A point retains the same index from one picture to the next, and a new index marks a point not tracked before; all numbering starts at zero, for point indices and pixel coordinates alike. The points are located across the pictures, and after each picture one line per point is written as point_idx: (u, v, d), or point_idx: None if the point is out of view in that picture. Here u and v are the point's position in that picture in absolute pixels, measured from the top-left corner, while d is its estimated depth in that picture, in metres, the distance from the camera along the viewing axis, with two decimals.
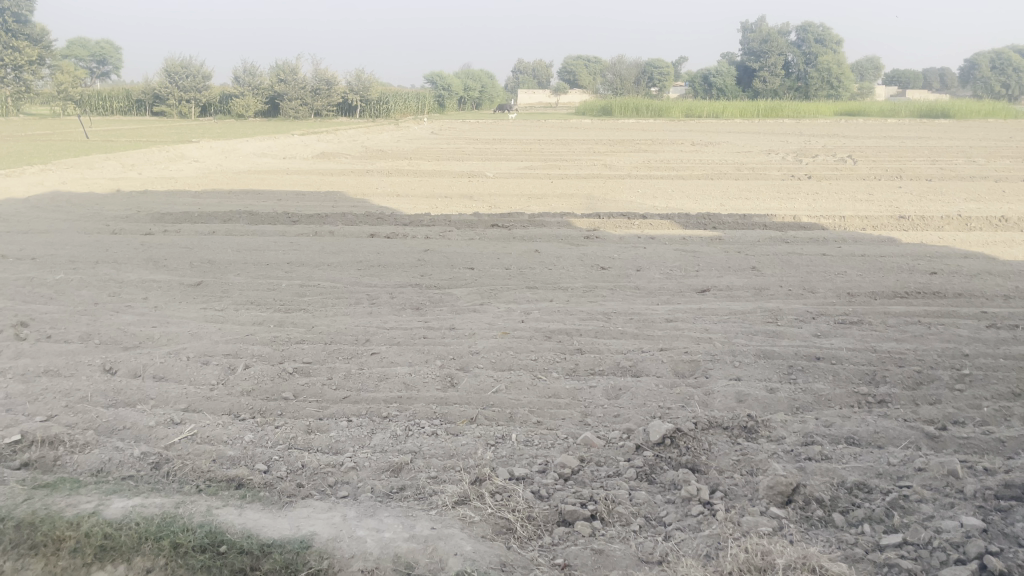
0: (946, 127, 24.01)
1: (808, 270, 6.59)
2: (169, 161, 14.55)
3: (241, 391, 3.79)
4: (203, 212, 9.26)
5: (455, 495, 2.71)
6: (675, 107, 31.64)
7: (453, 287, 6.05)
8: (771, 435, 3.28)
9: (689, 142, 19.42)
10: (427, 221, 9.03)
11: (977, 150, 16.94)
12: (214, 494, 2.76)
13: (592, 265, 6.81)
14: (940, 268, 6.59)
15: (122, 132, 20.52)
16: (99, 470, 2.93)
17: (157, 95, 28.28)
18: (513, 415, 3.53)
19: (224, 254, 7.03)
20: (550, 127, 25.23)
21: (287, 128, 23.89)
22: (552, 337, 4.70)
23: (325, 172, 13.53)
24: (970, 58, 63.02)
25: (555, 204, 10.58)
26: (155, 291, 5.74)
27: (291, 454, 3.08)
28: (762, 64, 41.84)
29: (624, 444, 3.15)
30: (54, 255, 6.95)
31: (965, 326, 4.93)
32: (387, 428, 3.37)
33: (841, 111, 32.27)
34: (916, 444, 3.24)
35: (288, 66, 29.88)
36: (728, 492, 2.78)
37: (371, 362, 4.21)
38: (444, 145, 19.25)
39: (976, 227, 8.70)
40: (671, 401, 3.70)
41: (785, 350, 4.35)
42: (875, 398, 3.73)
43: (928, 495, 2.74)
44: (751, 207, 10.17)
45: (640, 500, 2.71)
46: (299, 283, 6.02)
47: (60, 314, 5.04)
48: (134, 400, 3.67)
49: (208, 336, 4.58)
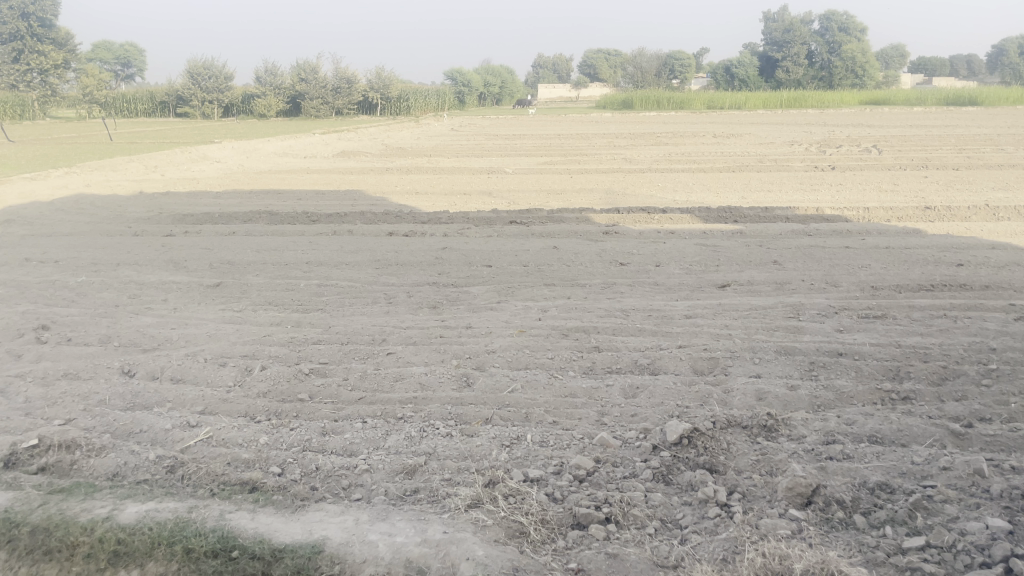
0: (974, 115, 23.59)
1: (830, 263, 6.49)
2: (192, 162, 14.65)
3: (257, 392, 3.79)
4: (223, 213, 9.32)
5: (468, 498, 2.69)
6: (697, 98, 31.37)
7: (471, 285, 6.03)
8: (792, 434, 3.22)
9: (710, 134, 19.26)
10: (446, 219, 9.01)
11: (1006, 138, 16.62)
12: (226, 498, 2.76)
13: (611, 261, 6.76)
14: (967, 259, 6.47)
15: (146, 133, 20.73)
16: (115, 474, 2.94)
17: (179, 97, 28.50)
18: (528, 415, 3.50)
19: (244, 255, 7.06)
20: (570, 122, 25.11)
21: (308, 127, 24.01)
22: (569, 334, 4.66)
23: (345, 170, 13.56)
24: (998, 45, 61.96)
25: (575, 199, 10.51)
26: (174, 292, 5.78)
27: (306, 456, 3.07)
28: (784, 53, 41.36)
29: (641, 445, 3.11)
30: (76, 258, 7.02)
31: (993, 319, 4.83)
32: (401, 429, 3.35)
33: (865, 100, 31.89)
34: (940, 442, 3.16)
35: (309, 65, 29.99)
36: (746, 493, 2.72)
37: (387, 363, 4.20)
38: (464, 142, 19.25)
39: (1004, 217, 8.54)
40: (690, 399, 3.65)
41: (807, 346, 4.28)
42: (898, 395, 3.64)
43: (952, 495, 2.67)
44: (773, 200, 10.05)
45: (656, 503, 2.67)
46: (317, 283, 6.03)
47: (81, 317, 5.08)
48: (151, 403, 3.68)
49: (225, 338, 4.60)
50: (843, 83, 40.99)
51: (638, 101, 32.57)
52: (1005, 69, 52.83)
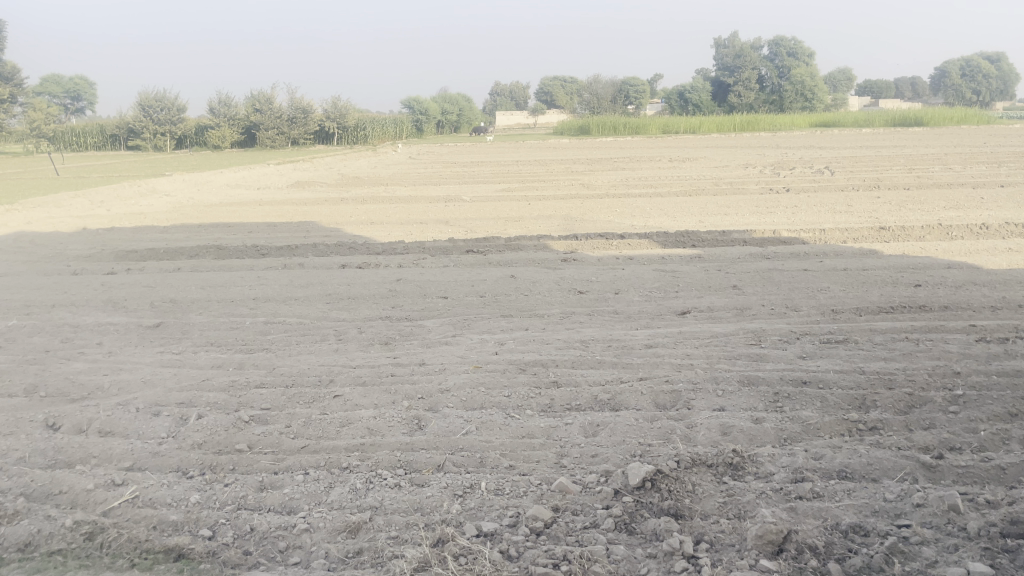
0: (921, 136, 24.17)
1: (789, 286, 6.43)
2: (141, 196, 14.23)
3: (192, 444, 3.53)
4: (170, 248, 8.98)
5: (414, 560, 2.49)
6: (652, 123, 31.67)
7: (425, 318, 5.85)
8: (759, 472, 3.07)
9: (667, 158, 19.35)
10: (401, 250, 8.80)
11: (954, 157, 16.93)
12: (148, 569, 2.53)
13: (569, 289, 6.61)
14: (924, 279, 6.44)
15: (94, 167, 20.16)
16: (26, 544, 2.67)
17: (131, 129, 27.92)
18: (483, 460, 3.30)
19: (187, 292, 6.77)
20: (527, 148, 25.12)
21: (263, 158, 23.64)
22: (526, 369, 4.48)
23: (299, 201, 13.29)
24: (941, 67, 63.93)
25: (532, 226, 10.38)
26: (112, 334, 5.49)
27: (240, 516, 2.84)
28: (736, 78, 42.09)
29: (602, 489, 2.94)
30: (9, 300, 6.66)
31: (954, 341, 4.76)
32: (346, 480, 3.13)
33: (816, 122, 32.35)
34: (911, 475, 3.03)
35: (264, 95, 29.51)
36: (713, 542, 2.56)
37: (334, 406, 3.96)
38: (421, 169, 19.06)
39: (958, 235, 8.60)
40: (652, 437, 3.48)
41: (770, 375, 4.14)
42: (866, 426, 3.52)
43: (929, 536, 2.55)
44: (730, 223, 10.04)
45: (618, 557, 2.49)
46: (264, 320, 5.78)
47: (7, 364, 4.77)
48: (74, 460, 3.40)
49: (162, 383, 4.33)
50: (794, 106, 41.83)
51: (595, 127, 32.82)
52: (948, 91, 54.56)
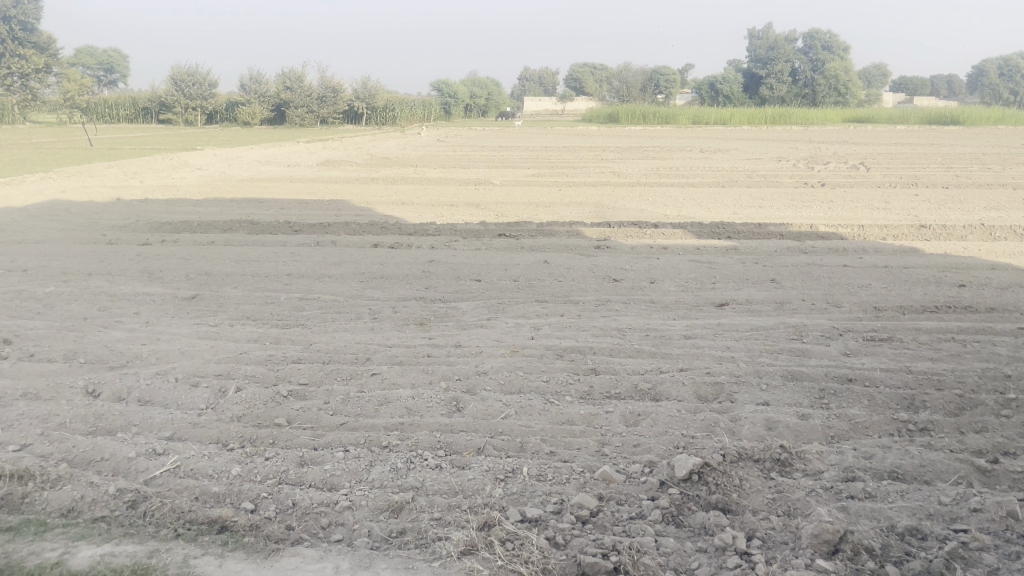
0: (959, 135, 23.67)
1: (829, 282, 6.31)
2: (172, 169, 14.31)
3: (231, 416, 3.53)
4: (203, 221, 9.01)
5: (461, 544, 2.48)
6: (682, 113, 31.28)
7: (459, 300, 5.81)
8: (808, 469, 3.00)
9: (699, 149, 19.12)
10: (433, 231, 8.75)
11: (993, 158, 16.56)
12: (192, 540, 2.53)
13: (603, 277, 6.53)
14: (969, 280, 6.29)
15: (126, 139, 20.35)
16: (70, 510, 2.68)
17: (163, 103, 28.15)
18: (524, 444, 3.25)
19: (222, 265, 6.77)
20: (557, 134, 24.97)
21: (292, 136, 23.69)
22: (564, 355, 4.43)
23: (329, 179, 13.30)
24: (978, 68, 62.65)
25: (564, 213, 10.29)
26: (148, 304, 5.50)
27: (281, 491, 2.82)
28: (768, 70, 41.47)
29: (647, 480, 2.88)
30: (46, 267, 6.70)
31: (1003, 344, 4.64)
32: (387, 459, 3.10)
33: (848, 118, 31.77)
34: (966, 479, 2.95)
35: (294, 74, 29.49)
36: (765, 539, 2.52)
37: (372, 385, 3.93)
38: (450, 152, 18.99)
39: (1002, 237, 8.39)
40: (696, 429, 3.41)
41: (814, 371, 4.06)
42: (916, 426, 3.43)
43: (988, 542, 2.48)
44: (765, 215, 9.90)
45: (668, 550, 2.46)
46: (299, 296, 5.77)
47: (46, 330, 4.79)
48: (115, 428, 3.40)
49: (199, 355, 4.32)
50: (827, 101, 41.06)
51: (624, 115, 32.52)
52: (985, 91, 53.34)
